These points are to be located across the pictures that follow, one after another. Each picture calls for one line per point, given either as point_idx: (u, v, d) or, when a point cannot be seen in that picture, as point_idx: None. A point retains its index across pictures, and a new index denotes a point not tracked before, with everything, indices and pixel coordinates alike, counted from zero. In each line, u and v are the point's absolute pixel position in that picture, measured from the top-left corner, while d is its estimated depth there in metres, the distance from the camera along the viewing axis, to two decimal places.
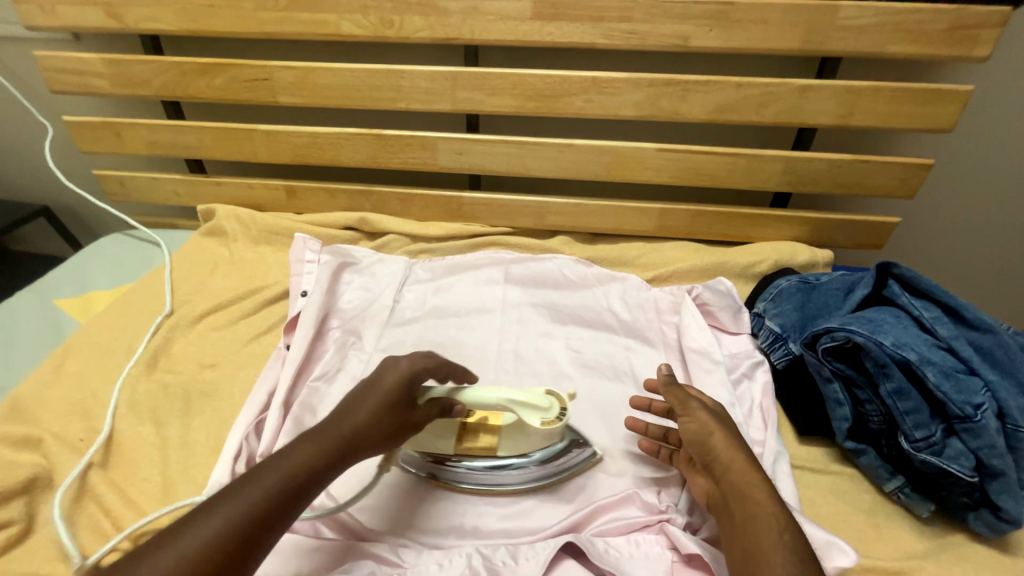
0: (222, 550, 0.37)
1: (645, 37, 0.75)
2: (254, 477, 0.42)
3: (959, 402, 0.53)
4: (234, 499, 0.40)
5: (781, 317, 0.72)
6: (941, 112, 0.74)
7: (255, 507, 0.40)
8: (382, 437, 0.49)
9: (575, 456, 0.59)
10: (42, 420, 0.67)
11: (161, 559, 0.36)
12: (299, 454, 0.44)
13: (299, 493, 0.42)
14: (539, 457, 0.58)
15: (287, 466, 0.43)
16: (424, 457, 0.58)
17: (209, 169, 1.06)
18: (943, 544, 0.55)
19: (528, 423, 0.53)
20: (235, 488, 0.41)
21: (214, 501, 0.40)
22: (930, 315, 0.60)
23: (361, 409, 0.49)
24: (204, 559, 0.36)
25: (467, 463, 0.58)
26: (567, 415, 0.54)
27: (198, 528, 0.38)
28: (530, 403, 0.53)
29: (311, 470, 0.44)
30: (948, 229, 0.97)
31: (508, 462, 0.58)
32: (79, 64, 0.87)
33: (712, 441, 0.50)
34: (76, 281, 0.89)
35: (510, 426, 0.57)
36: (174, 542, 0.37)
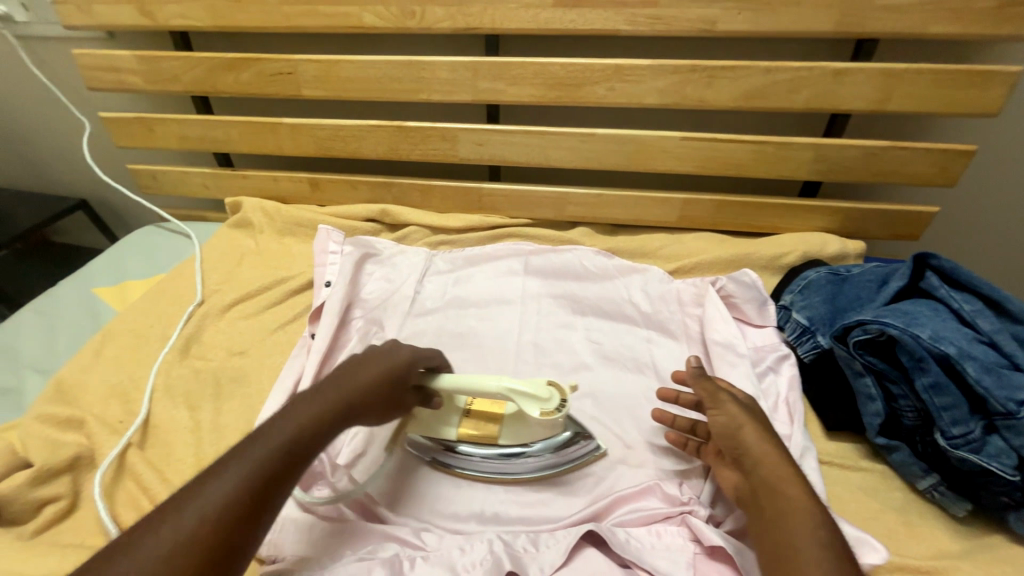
0: (237, 508, 0.37)
1: (669, 22, 0.73)
2: (259, 439, 0.42)
3: (1001, 397, 0.51)
4: (241, 460, 0.40)
5: (809, 310, 0.70)
6: (987, 94, 0.70)
7: (264, 467, 0.40)
8: (382, 406, 0.50)
9: (581, 448, 0.60)
10: (85, 403, 0.70)
11: (177, 520, 0.36)
12: (302, 415, 0.44)
13: (304, 454, 0.43)
14: (542, 447, 0.60)
15: (292, 427, 0.43)
16: (437, 445, 0.61)
17: (236, 162, 1.09)
18: (981, 544, 0.53)
19: (527, 412, 0.54)
20: (241, 451, 0.41)
21: (221, 463, 0.40)
22: (970, 308, 0.58)
23: (361, 377, 0.49)
24: (220, 518, 0.36)
25: (476, 450, 0.60)
26: (567, 407, 0.54)
27: (209, 489, 0.38)
28: (526, 393, 0.54)
29: (315, 432, 0.44)
30: (990, 219, 0.92)
31: (513, 450, 0.60)
32: (114, 61, 0.90)
33: (741, 433, 0.50)
34: (113, 271, 0.93)
35: (511, 416, 0.60)
36: (189, 504, 0.37)
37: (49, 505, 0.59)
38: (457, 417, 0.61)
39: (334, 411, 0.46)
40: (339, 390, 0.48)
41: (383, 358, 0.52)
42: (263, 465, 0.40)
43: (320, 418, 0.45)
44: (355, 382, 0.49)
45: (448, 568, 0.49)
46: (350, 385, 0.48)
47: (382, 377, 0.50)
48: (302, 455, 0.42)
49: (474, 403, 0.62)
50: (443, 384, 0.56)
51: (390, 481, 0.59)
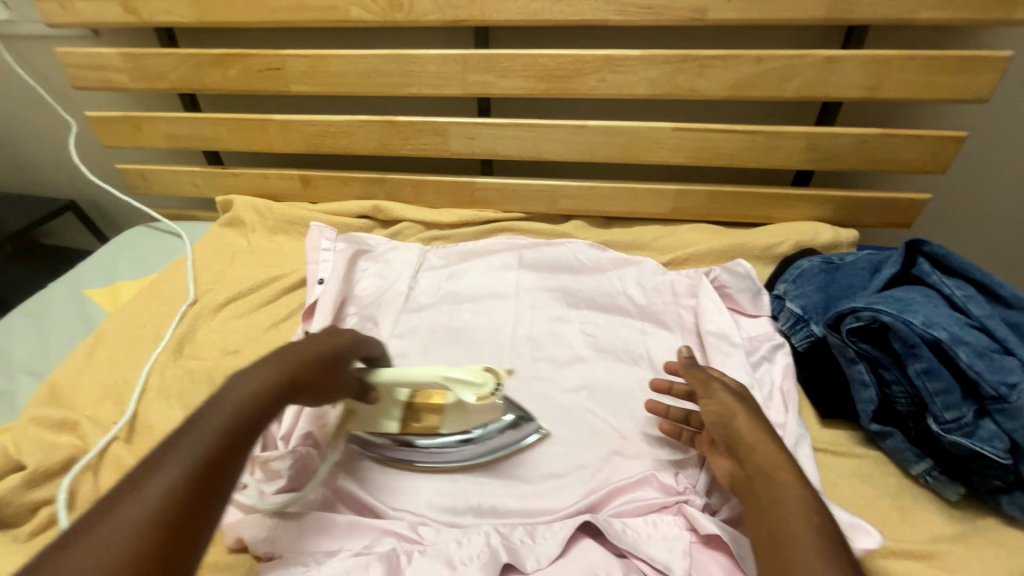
0: (189, 485, 0.35)
1: (660, 11, 0.72)
2: (199, 420, 0.40)
3: (993, 381, 0.51)
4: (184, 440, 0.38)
5: (802, 299, 0.70)
6: (978, 80, 0.70)
7: (212, 444, 0.38)
8: (324, 384, 0.51)
9: (524, 430, 0.62)
10: (78, 405, 0.70)
11: (133, 499, 0.33)
12: (246, 389, 0.43)
13: (252, 429, 0.41)
14: (484, 432, 0.62)
15: (238, 400, 0.42)
16: (390, 441, 0.61)
17: (226, 160, 1.08)
18: (974, 527, 0.54)
19: (464, 399, 0.55)
20: (181, 434, 0.38)
21: (168, 443, 0.38)
22: (962, 294, 0.58)
23: (300, 356, 0.50)
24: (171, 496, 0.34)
25: (428, 442, 0.61)
26: (503, 387, 0.55)
27: (155, 473, 0.35)
28: (465, 380, 0.55)
29: (260, 407, 0.43)
30: (981, 205, 0.93)
31: (458, 438, 0.61)
32: (99, 60, 0.89)
33: (734, 420, 0.50)
34: (104, 272, 0.92)
35: (452, 407, 0.64)
36: (141, 483, 0.34)
37: (43, 508, 0.58)
38: (400, 411, 0.63)
39: (278, 387, 0.45)
40: (279, 367, 0.47)
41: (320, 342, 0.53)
42: (211, 441, 0.38)
43: (265, 394, 0.44)
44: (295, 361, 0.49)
45: (445, 562, 0.49)
46: (290, 363, 0.48)
47: (321, 356, 0.51)
48: (250, 430, 0.41)
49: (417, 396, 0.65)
50: (381, 378, 0.58)
51: (384, 477, 0.59)
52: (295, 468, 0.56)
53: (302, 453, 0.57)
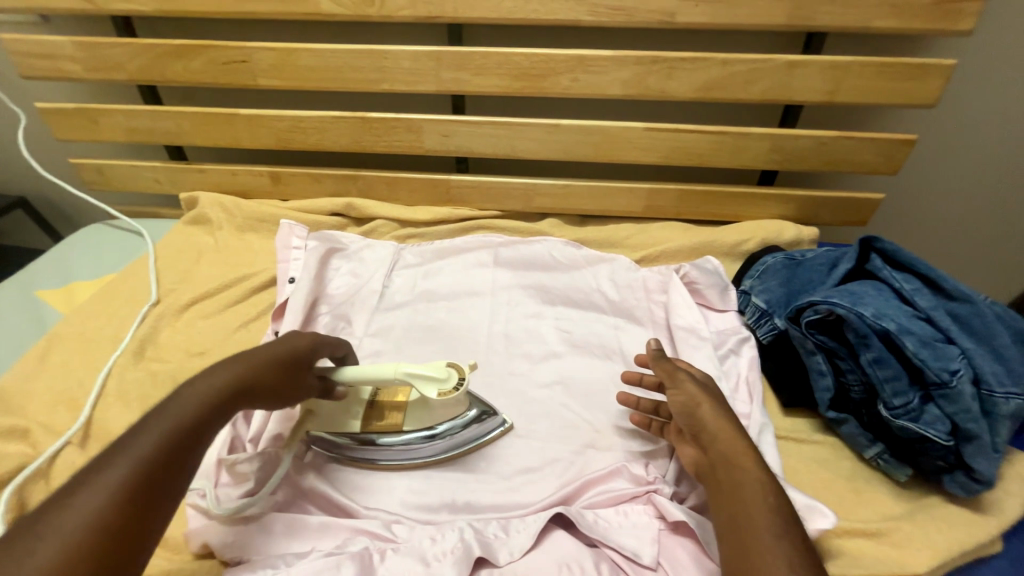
0: (126, 501, 0.35)
1: (630, 13, 0.74)
2: (143, 429, 0.39)
3: (936, 368, 0.54)
4: (123, 454, 0.37)
5: (766, 294, 0.73)
6: (925, 86, 0.74)
7: (152, 459, 0.37)
8: (281, 389, 0.49)
9: (486, 424, 0.61)
10: (30, 412, 0.66)
11: (58, 522, 0.33)
12: (191, 400, 0.42)
13: (197, 441, 0.41)
14: (445, 429, 0.59)
15: (181, 413, 0.41)
16: (350, 441, 0.59)
17: (191, 156, 1.04)
18: (920, 506, 0.57)
19: (426, 395, 0.54)
20: (120, 445, 0.38)
21: (103, 459, 0.37)
22: (910, 287, 0.61)
23: (255, 360, 0.48)
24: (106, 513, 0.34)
25: (388, 439, 0.59)
26: (465, 382, 0.55)
27: (92, 488, 0.35)
28: (427, 376, 0.54)
29: (207, 418, 0.42)
30: (930, 204, 0.98)
31: (420, 436, 0.59)
32: (50, 48, 0.84)
33: (698, 410, 0.52)
34: (58, 272, 0.88)
35: (415, 405, 0.60)
36: (70, 505, 0.33)
37: None
38: (361, 409, 0.60)
39: (227, 395, 0.44)
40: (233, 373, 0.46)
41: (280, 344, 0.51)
42: (151, 454, 0.37)
43: (213, 404, 0.43)
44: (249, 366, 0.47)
45: (418, 559, 0.49)
46: (241, 367, 0.47)
47: (279, 360, 0.50)
48: (195, 443, 0.40)
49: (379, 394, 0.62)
50: (347, 376, 0.56)
51: (356, 476, 0.58)
52: (264, 470, 0.55)
53: (269, 455, 0.56)
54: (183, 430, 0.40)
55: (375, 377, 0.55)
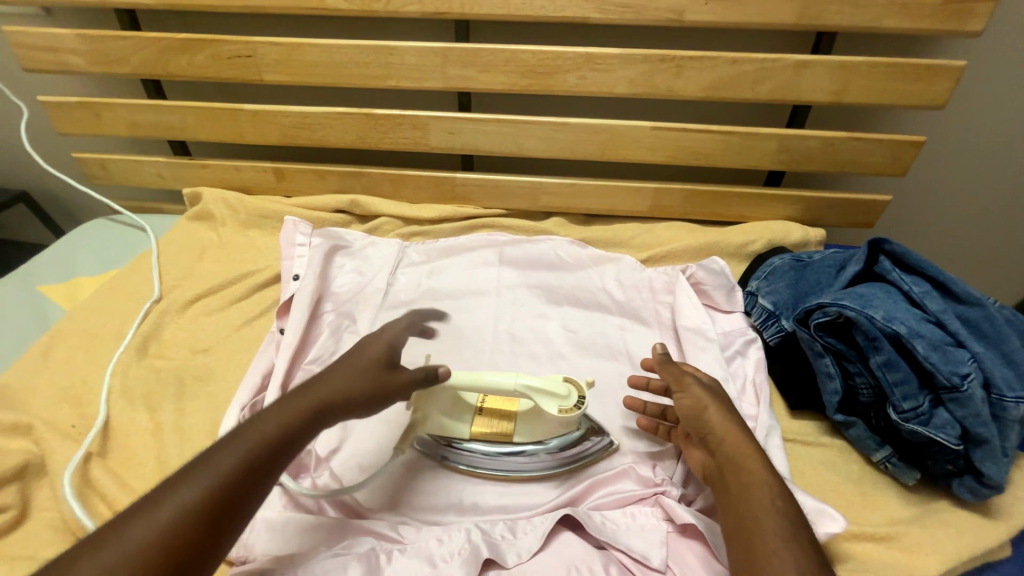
0: (198, 518, 0.36)
1: (639, 11, 0.73)
2: (226, 444, 0.40)
3: (946, 371, 0.54)
4: (204, 468, 0.38)
5: (774, 295, 0.72)
6: (934, 88, 0.74)
7: (229, 475, 0.38)
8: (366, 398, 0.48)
9: (592, 445, 0.59)
10: (32, 407, 0.66)
11: (133, 532, 0.34)
12: (274, 421, 0.42)
13: (275, 458, 0.41)
14: (557, 444, 0.58)
15: (262, 433, 0.41)
16: (437, 440, 0.59)
17: (194, 151, 1.03)
18: (928, 510, 0.57)
19: (545, 409, 0.54)
20: (205, 459, 0.39)
21: (183, 472, 0.38)
22: (920, 290, 0.61)
23: (338, 373, 0.48)
24: (178, 529, 0.35)
25: (475, 447, 0.58)
26: (586, 402, 0.55)
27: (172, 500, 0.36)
28: (547, 391, 0.54)
29: (288, 434, 0.42)
30: (937, 206, 0.98)
31: (531, 450, 0.58)
32: (51, 40, 0.83)
33: (709, 410, 0.52)
34: (61, 267, 0.87)
35: (527, 413, 0.58)
36: (145, 516, 0.35)
37: None
38: (470, 416, 0.59)
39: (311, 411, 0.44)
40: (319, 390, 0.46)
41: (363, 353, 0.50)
42: (229, 472, 0.38)
43: (295, 420, 0.43)
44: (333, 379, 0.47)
45: (426, 560, 0.49)
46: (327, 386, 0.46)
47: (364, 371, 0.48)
48: (272, 460, 0.41)
49: (485, 401, 0.60)
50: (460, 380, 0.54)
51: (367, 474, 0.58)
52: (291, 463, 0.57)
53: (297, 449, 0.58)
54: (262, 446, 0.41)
55: (492, 389, 0.54)
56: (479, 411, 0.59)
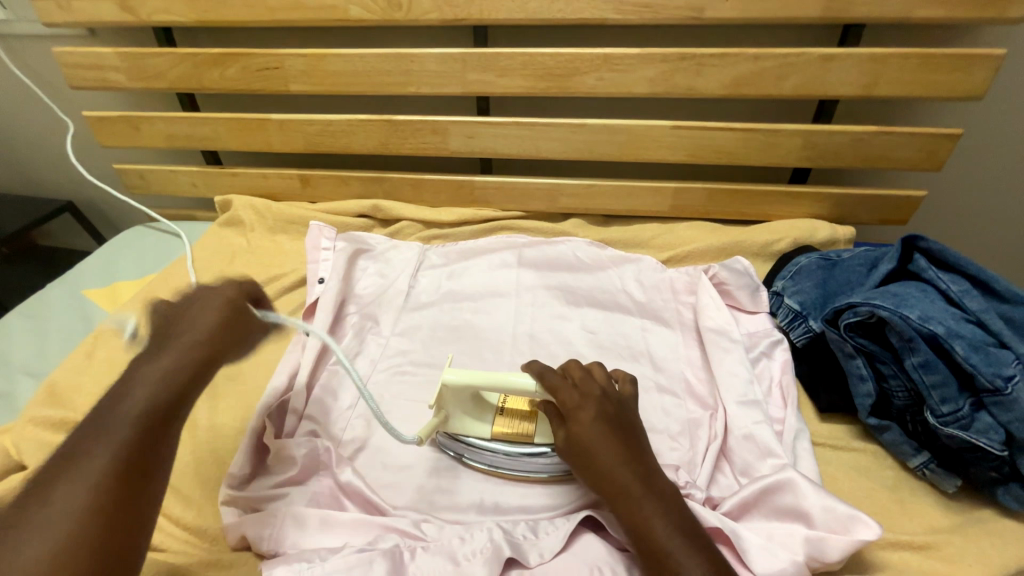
0: (113, 483, 0.38)
1: (658, 10, 0.72)
2: (104, 416, 0.41)
3: (989, 374, 0.52)
4: (97, 440, 0.39)
5: (800, 294, 0.70)
6: (972, 78, 0.71)
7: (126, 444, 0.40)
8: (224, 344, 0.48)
9: None
10: (77, 404, 0.70)
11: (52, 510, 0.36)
12: (151, 377, 0.44)
13: (171, 414, 0.43)
14: None
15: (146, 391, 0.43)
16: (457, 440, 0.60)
17: (225, 160, 1.08)
18: (972, 519, 0.54)
19: None
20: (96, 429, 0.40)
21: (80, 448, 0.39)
22: (958, 288, 0.58)
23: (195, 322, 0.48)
24: (96, 499, 0.37)
25: (496, 447, 0.59)
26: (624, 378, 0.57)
27: (77, 474, 0.38)
28: None
29: (168, 385, 0.44)
30: (975, 202, 0.94)
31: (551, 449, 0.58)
32: (96, 59, 0.88)
33: (578, 454, 0.50)
34: (103, 273, 0.92)
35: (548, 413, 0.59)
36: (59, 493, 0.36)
37: None
38: (492, 415, 0.60)
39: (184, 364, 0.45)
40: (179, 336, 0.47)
41: (195, 303, 0.49)
42: (126, 435, 0.40)
43: (175, 379, 0.44)
44: (190, 334, 0.47)
45: (449, 557, 0.50)
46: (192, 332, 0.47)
47: (215, 325, 0.48)
48: (166, 416, 0.43)
49: (507, 400, 0.61)
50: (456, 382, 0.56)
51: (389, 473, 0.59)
52: (309, 458, 0.58)
53: (314, 443, 0.59)
54: (152, 408, 0.42)
55: (515, 389, 0.54)
56: (500, 411, 0.60)
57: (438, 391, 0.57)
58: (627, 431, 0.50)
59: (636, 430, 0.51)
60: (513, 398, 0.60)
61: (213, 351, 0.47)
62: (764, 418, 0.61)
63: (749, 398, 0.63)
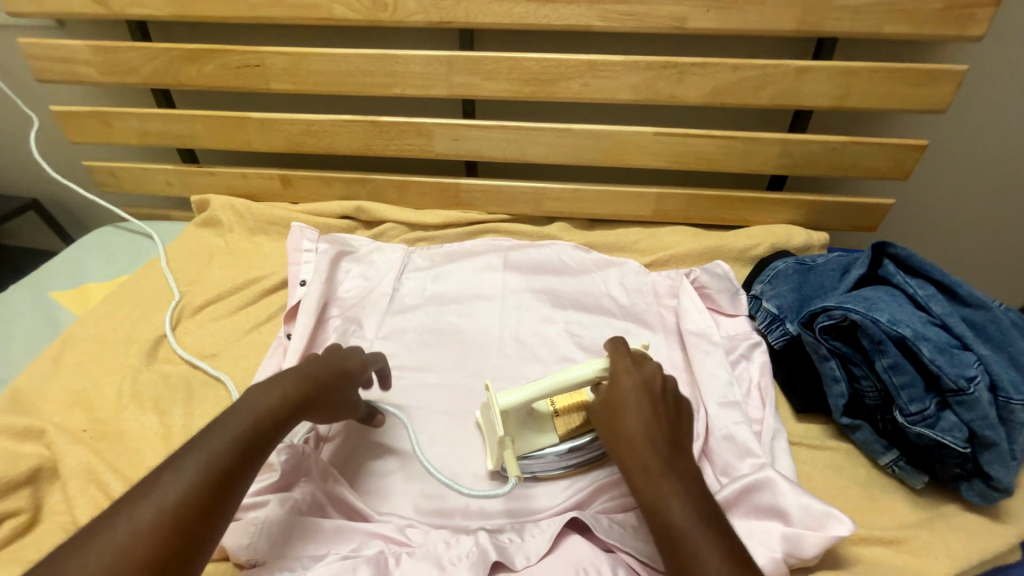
0: (204, 490, 0.39)
1: (641, 19, 0.74)
2: (213, 432, 0.43)
3: (952, 374, 0.54)
4: (198, 453, 0.41)
5: (777, 298, 0.72)
6: (936, 92, 0.74)
7: (227, 452, 0.42)
8: (334, 411, 0.55)
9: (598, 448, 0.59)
10: (43, 411, 0.67)
11: (136, 515, 0.37)
12: (261, 405, 0.46)
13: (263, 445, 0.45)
14: (554, 450, 0.58)
15: (250, 417, 0.45)
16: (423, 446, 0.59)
17: (201, 159, 1.05)
18: (937, 513, 0.57)
19: None
20: (200, 442, 0.42)
21: (179, 456, 0.41)
22: (924, 293, 0.61)
23: (281, 381, 0.50)
24: (186, 504, 0.38)
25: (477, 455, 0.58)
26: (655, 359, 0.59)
27: (167, 483, 0.39)
28: None
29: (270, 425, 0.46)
30: (939, 210, 0.99)
31: (571, 446, 0.58)
32: (65, 51, 0.85)
33: (613, 430, 0.49)
34: (69, 274, 0.88)
35: None
36: (147, 498, 0.38)
37: (6, 520, 0.56)
38: (550, 422, 0.59)
39: (300, 394, 0.50)
40: (285, 385, 0.49)
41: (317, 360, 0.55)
42: (219, 458, 0.41)
43: (272, 407, 0.47)
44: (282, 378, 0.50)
45: (434, 563, 0.49)
46: (292, 384, 0.50)
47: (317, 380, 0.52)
48: (258, 450, 0.44)
49: (555, 402, 0.60)
50: (515, 400, 0.55)
51: (375, 480, 0.59)
52: (290, 464, 0.55)
53: (295, 449, 0.56)
54: (247, 433, 0.44)
55: (569, 386, 0.54)
56: (556, 414, 0.59)
57: (502, 423, 0.55)
58: (664, 412, 0.49)
59: (676, 413, 0.50)
60: (561, 396, 0.60)
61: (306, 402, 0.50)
62: (743, 419, 0.62)
63: (728, 399, 0.64)
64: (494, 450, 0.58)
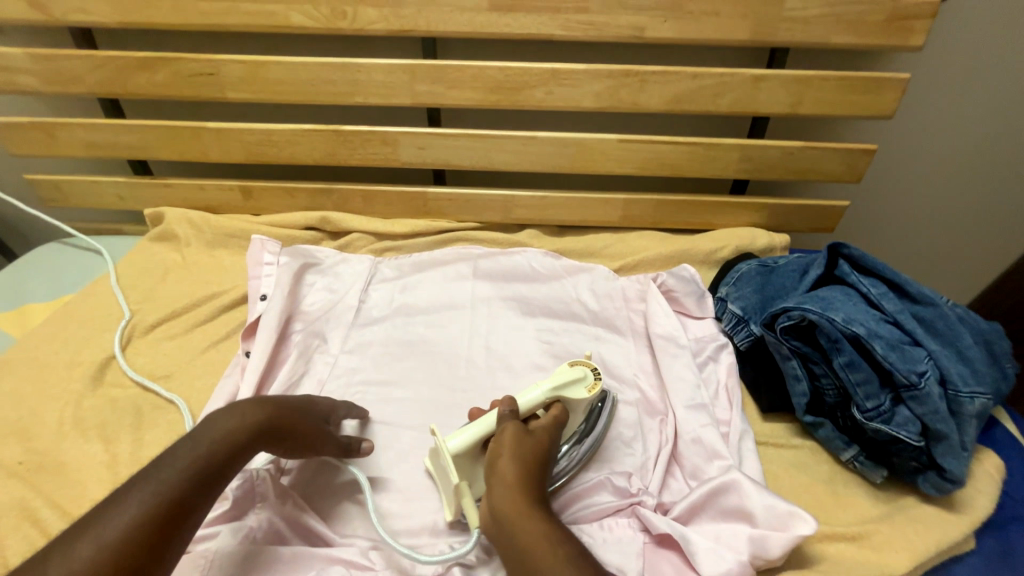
0: (151, 526, 0.38)
1: (601, 28, 0.75)
2: (165, 461, 0.42)
3: (904, 370, 0.56)
4: (147, 484, 0.40)
5: (742, 300, 0.74)
6: (881, 99, 0.78)
7: (179, 484, 0.41)
8: (303, 449, 0.52)
9: (571, 457, 0.58)
10: None
11: (72, 554, 0.35)
12: (218, 432, 0.45)
13: (219, 475, 0.44)
14: None
15: (208, 445, 0.44)
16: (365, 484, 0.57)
17: (156, 170, 1.00)
18: (896, 507, 0.58)
19: (580, 396, 0.57)
20: (151, 471, 0.41)
21: (126, 489, 0.40)
22: (877, 291, 0.63)
23: (247, 411, 0.48)
24: (129, 541, 0.37)
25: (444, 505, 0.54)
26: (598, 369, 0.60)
27: (111, 519, 0.37)
28: (567, 381, 0.57)
29: (228, 455, 0.45)
30: (891, 211, 1.03)
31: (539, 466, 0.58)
32: (2, 59, 0.80)
33: (513, 458, 0.48)
34: (7, 294, 0.83)
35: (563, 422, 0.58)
36: (89, 534, 0.37)
37: None
38: None
39: (265, 420, 0.49)
40: (251, 413, 0.48)
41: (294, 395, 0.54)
42: (169, 491, 0.40)
43: (233, 436, 0.46)
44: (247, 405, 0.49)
45: None
46: (261, 413, 0.49)
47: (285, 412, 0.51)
48: (212, 480, 0.43)
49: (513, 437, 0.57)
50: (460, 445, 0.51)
51: (337, 502, 0.56)
52: (242, 491, 0.53)
53: (250, 473, 0.54)
54: (202, 465, 0.43)
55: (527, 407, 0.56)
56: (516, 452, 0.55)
57: (455, 470, 0.51)
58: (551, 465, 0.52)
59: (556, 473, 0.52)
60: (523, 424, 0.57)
61: (270, 435, 0.49)
62: (709, 421, 0.63)
63: (696, 402, 0.65)
64: (450, 499, 0.54)
